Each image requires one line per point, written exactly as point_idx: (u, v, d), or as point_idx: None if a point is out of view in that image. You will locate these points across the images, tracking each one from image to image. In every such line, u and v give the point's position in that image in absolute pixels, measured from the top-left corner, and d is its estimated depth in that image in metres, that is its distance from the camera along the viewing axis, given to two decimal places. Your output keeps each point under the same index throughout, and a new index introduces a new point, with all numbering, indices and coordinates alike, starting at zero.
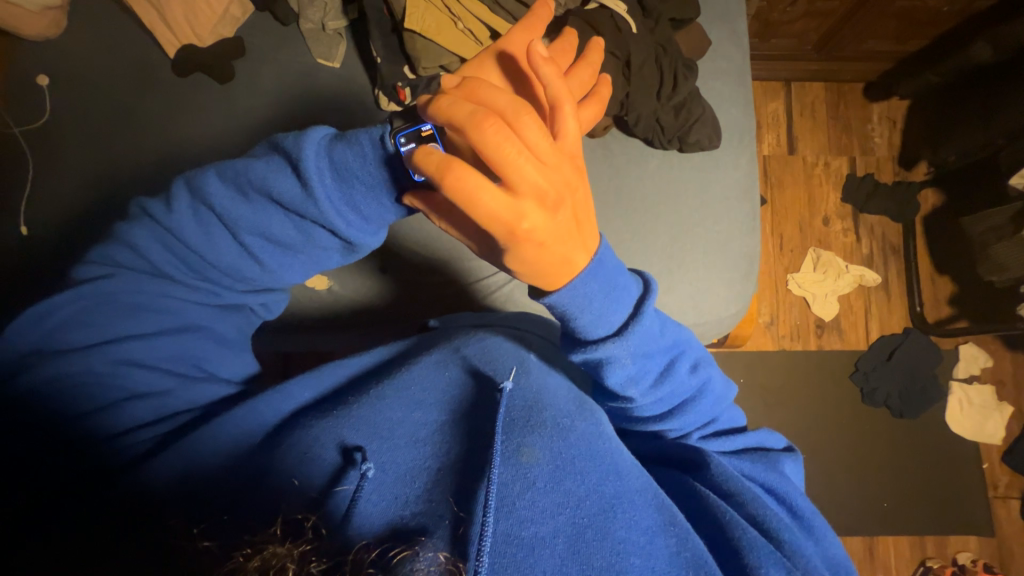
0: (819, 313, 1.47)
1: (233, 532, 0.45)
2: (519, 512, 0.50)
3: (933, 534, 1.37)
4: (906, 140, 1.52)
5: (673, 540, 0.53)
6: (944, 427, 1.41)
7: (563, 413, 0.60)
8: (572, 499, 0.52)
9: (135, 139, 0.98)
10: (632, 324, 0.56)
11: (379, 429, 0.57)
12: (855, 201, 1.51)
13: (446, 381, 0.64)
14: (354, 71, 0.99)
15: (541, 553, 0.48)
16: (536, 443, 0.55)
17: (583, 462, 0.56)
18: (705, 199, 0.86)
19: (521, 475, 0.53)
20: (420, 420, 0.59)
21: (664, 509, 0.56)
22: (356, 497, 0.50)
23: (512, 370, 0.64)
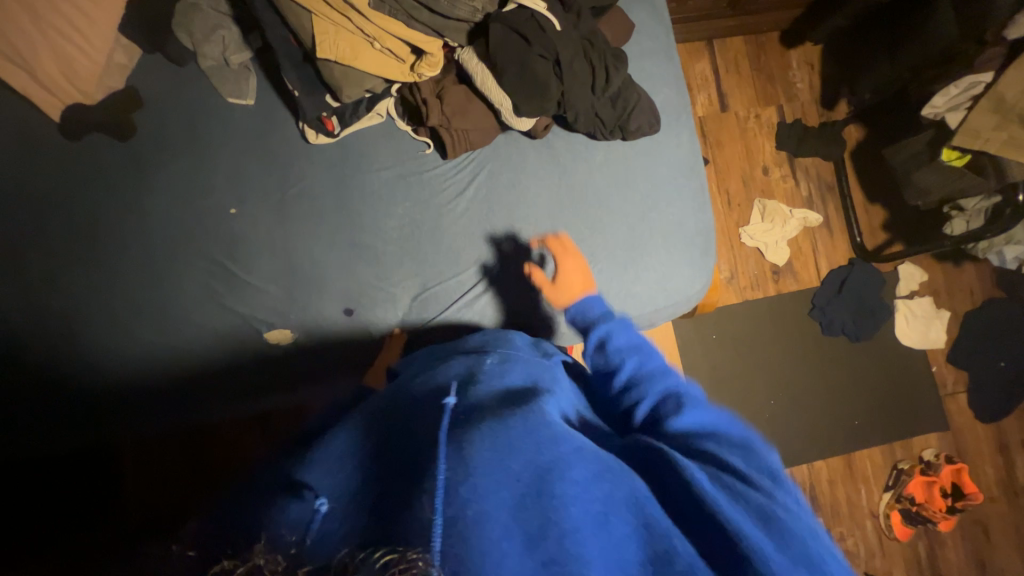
0: (773, 259, 1.54)
1: (213, 549, 0.38)
2: (459, 494, 0.38)
3: (899, 439, 1.51)
4: (825, 81, 1.60)
5: (611, 488, 0.42)
6: (895, 343, 1.54)
7: (502, 405, 0.52)
8: (520, 472, 0.41)
9: (38, 217, 0.88)
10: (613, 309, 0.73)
11: (321, 460, 0.49)
12: (789, 147, 1.58)
13: (393, 410, 0.56)
14: (268, 103, 0.91)
15: (481, 537, 0.35)
16: (471, 432, 0.45)
17: (522, 439, 0.44)
18: (654, 183, 0.87)
19: (458, 461, 0.41)
20: (362, 443, 0.51)
21: (603, 462, 0.45)
22: (281, 521, 0.40)
23: (460, 382, 0.59)
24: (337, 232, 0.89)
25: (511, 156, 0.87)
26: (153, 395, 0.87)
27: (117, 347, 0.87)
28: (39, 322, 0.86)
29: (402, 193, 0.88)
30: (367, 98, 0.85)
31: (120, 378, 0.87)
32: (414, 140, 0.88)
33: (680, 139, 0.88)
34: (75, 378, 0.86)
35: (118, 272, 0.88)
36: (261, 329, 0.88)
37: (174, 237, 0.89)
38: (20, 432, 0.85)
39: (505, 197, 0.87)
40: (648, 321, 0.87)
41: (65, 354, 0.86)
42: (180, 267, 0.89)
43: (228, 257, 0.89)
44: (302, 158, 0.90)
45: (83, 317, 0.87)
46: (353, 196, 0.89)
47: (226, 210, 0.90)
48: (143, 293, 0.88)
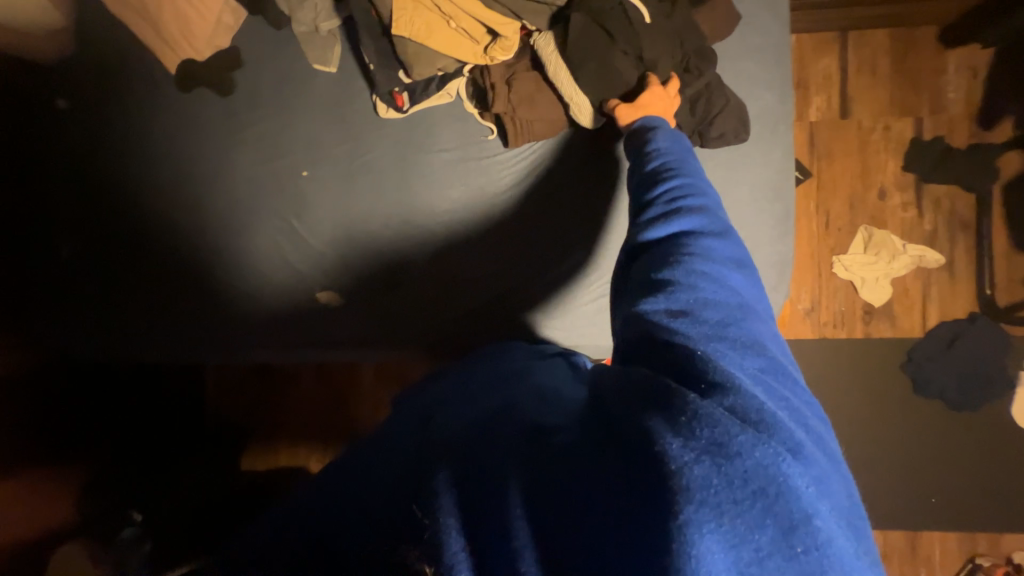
0: (867, 298, 1.34)
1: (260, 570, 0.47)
2: (432, 489, 0.42)
3: (985, 532, 1.29)
4: (988, 94, 1.30)
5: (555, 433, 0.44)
6: (1007, 421, 1.29)
7: (481, 401, 0.54)
8: (478, 463, 0.43)
9: (149, 158, 1.01)
10: (678, 162, 0.62)
11: (329, 489, 0.55)
12: (919, 169, 1.32)
13: (376, 432, 0.61)
14: (349, 72, 0.94)
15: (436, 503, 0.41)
16: (443, 431, 0.50)
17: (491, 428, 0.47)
18: (730, 200, 0.77)
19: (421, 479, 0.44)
20: (354, 465, 0.56)
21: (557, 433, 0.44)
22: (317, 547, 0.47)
23: (432, 400, 0.61)
24: (392, 208, 0.91)
25: (573, 156, 0.84)
26: (218, 329, 0.98)
27: (197, 283, 0.99)
28: (142, 248, 1.00)
29: (460, 178, 0.88)
30: (439, 77, 0.84)
31: (195, 310, 0.98)
32: (478, 124, 0.87)
33: (770, 154, 0.77)
34: (162, 304, 0.99)
35: (205, 217, 0.99)
36: (314, 288, 0.95)
37: (253, 191, 0.97)
38: (115, 343, 1.00)
39: (558, 200, 0.86)
40: None
41: (157, 285, 0.99)
42: (255, 220, 0.97)
43: (295, 217, 0.96)
44: (371, 130, 0.92)
45: (174, 251, 0.99)
46: (412, 174, 0.90)
47: (299, 172, 0.96)
48: (222, 238, 0.98)
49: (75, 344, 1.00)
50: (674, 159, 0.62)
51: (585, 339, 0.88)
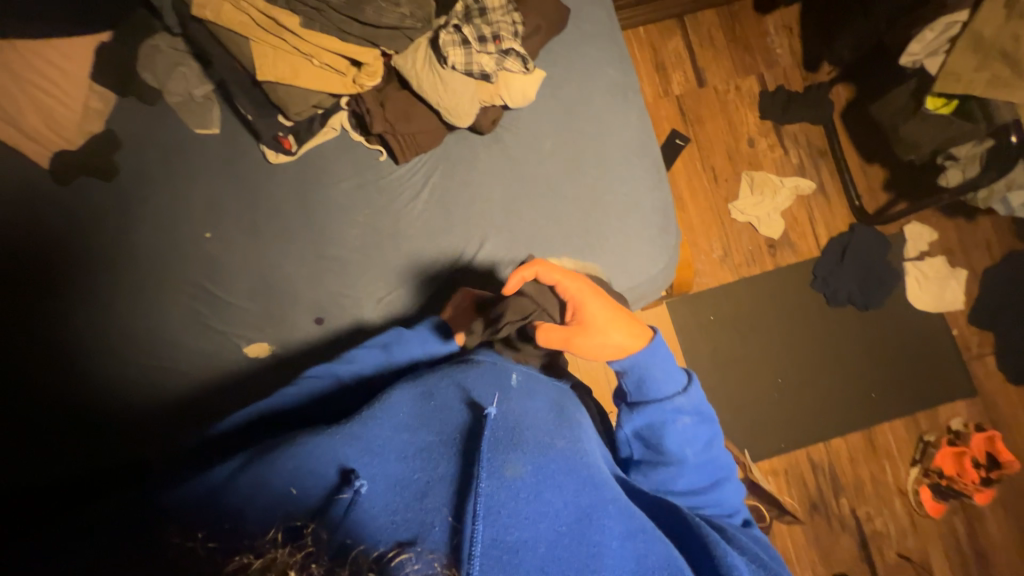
0: (767, 233, 1.49)
1: (238, 537, 0.45)
2: (502, 519, 0.49)
3: (925, 410, 1.42)
4: (805, 44, 1.54)
5: (641, 544, 0.55)
6: (909, 308, 1.45)
7: (544, 431, 0.60)
8: (559, 509, 0.53)
9: (23, 257, 0.94)
10: (676, 393, 0.72)
11: (365, 446, 0.57)
12: (773, 116, 1.52)
13: (420, 407, 0.62)
14: (233, 130, 0.96)
15: (525, 556, 0.48)
16: (521, 457, 0.54)
17: (562, 475, 0.56)
18: (605, 164, 0.86)
19: (502, 486, 0.51)
20: (408, 439, 0.58)
21: (636, 518, 0.57)
22: (350, 516, 0.49)
23: (495, 395, 0.63)
24: (305, 246, 0.92)
25: (462, 156, 0.89)
26: (145, 415, 0.92)
27: (112, 372, 0.93)
28: (38, 353, 0.93)
29: (363, 201, 0.91)
30: (320, 114, 0.89)
31: (116, 401, 0.93)
32: (368, 150, 0.91)
33: (628, 118, 0.87)
34: (74, 406, 0.92)
35: (107, 303, 0.94)
36: (241, 345, 0.93)
37: (156, 264, 0.95)
38: (27, 461, 0.91)
39: (459, 198, 0.88)
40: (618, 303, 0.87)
41: (66, 384, 0.92)
42: (164, 294, 0.94)
43: (206, 280, 0.94)
44: (266, 180, 0.94)
45: (78, 347, 0.93)
46: (315, 210, 0.92)
47: (203, 235, 0.95)
48: (131, 321, 0.94)
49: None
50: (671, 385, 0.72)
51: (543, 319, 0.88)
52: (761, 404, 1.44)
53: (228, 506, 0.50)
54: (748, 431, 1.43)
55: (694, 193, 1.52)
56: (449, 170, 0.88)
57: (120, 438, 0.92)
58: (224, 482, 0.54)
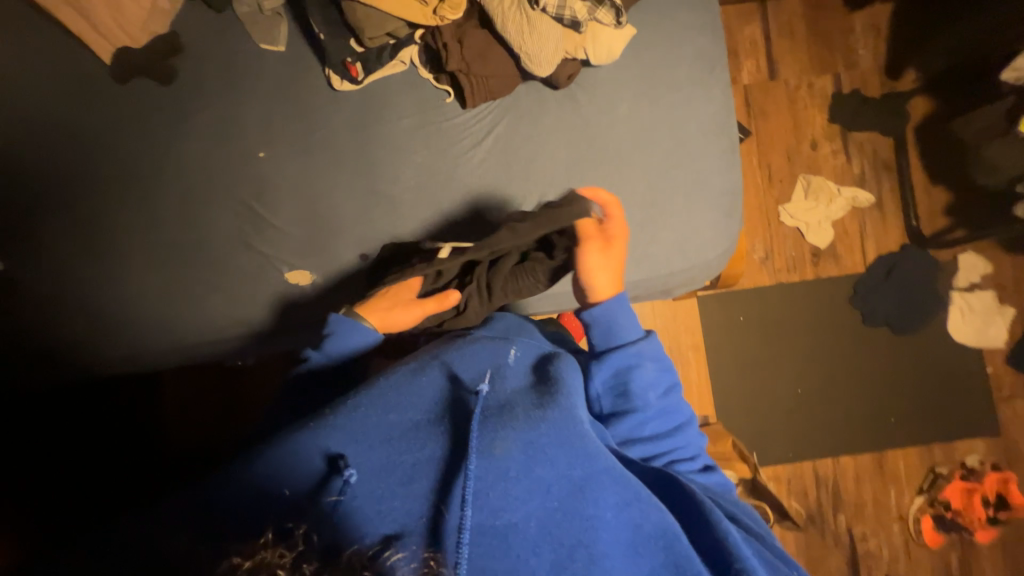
0: (814, 241, 1.45)
1: (230, 538, 0.49)
2: (493, 502, 0.54)
3: (943, 443, 1.40)
4: (892, 48, 1.45)
5: (636, 512, 0.60)
6: (947, 338, 1.41)
7: (535, 407, 0.64)
8: (545, 484, 0.57)
9: (84, 155, 0.95)
10: (637, 343, 0.76)
11: (352, 433, 0.59)
12: (843, 120, 1.45)
13: (415, 381, 0.66)
14: (298, 50, 0.93)
15: (515, 537, 0.53)
16: (509, 435, 0.59)
17: (554, 450, 0.60)
18: (679, 138, 0.83)
19: (494, 467, 0.56)
20: (397, 420, 0.61)
21: (629, 488, 0.61)
22: (340, 504, 0.53)
23: (488, 375, 0.69)
24: (356, 179, 0.90)
25: (531, 109, 0.85)
26: (181, 324, 0.94)
27: (152, 278, 0.94)
28: (88, 249, 0.95)
29: (422, 143, 0.88)
30: (391, 45, 0.86)
31: (156, 308, 0.95)
32: (435, 89, 0.88)
33: (711, 93, 0.83)
34: (117, 307, 0.95)
35: (155, 210, 0.94)
36: (283, 270, 0.92)
37: (205, 178, 0.94)
38: (78, 352, 0.96)
39: (522, 153, 0.85)
40: (665, 284, 0.85)
41: (110, 285, 0.95)
42: (209, 209, 0.94)
43: (254, 199, 0.93)
44: (326, 106, 0.91)
45: (124, 249, 0.94)
46: (372, 144, 0.89)
47: (256, 154, 0.93)
48: (176, 231, 0.94)
49: (31, 361, 0.95)
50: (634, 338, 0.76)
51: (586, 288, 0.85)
52: (775, 411, 1.43)
53: (224, 513, 0.52)
54: (757, 435, 1.43)
55: (746, 189, 1.47)
56: (515, 124, 0.86)
57: (158, 342, 0.95)
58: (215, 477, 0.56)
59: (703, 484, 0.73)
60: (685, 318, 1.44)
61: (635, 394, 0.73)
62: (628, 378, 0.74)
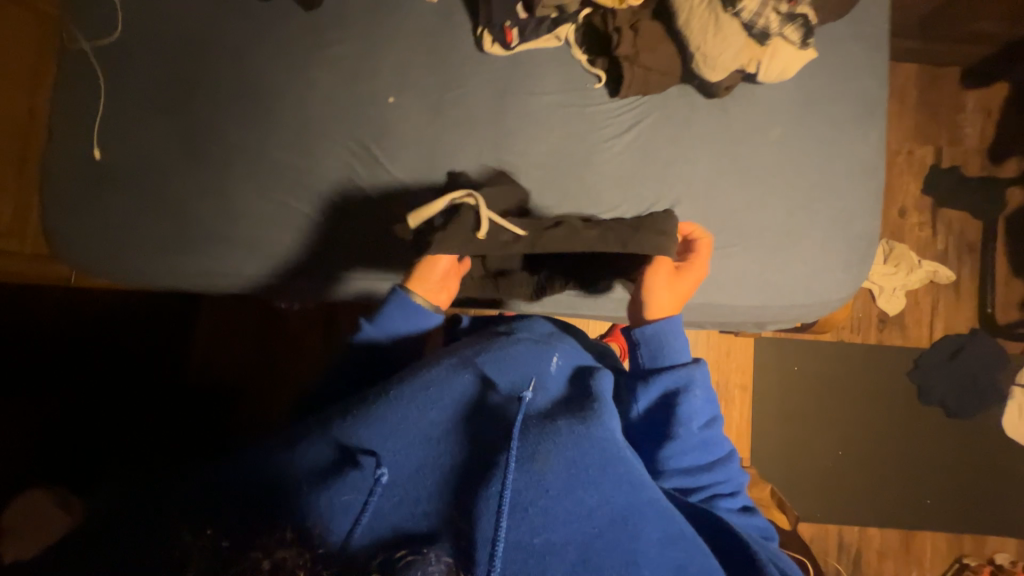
0: (884, 307, 1.42)
1: (251, 526, 0.49)
2: (530, 519, 0.51)
3: (974, 535, 1.38)
4: (997, 134, 1.45)
5: (682, 552, 0.54)
6: (999, 431, 1.40)
7: (578, 421, 0.59)
8: (586, 508, 0.53)
9: (208, 64, 0.93)
10: (690, 367, 0.68)
11: (382, 429, 0.57)
12: (936, 194, 1.44)
13: (453, 377, 0.62)
14: (450, 4, 0.91)
15: (551, 560, 0.50)
16: (550, 450, 0.55)
17: (598, 472, 0.55)
18: (826, 172, 0.81)
19: (534, 482, 0.53)
20: (433, 420, 0.58)
21: (675, 523, 0.55)
22: (366, 504, 0.52)
23: (531, 381, 0.65)
24: (485, 144, 0.88)
25: (680, 112, 0.84)
26: (269, 254, 0.91)
27: (249, 202, 0.91)
28: (190, 158, 0.92)
29: (560, 123, 0.86)
30: (552, 19, 0.84)
31: (247, 235, 0.91)
32: (585, 72, 0.86)
33: (866, 134, 0.82)
34: (208, 223, 0.91)
35: (269, 133, 0.92)
36: (388, 221, 0.90)
37: (328, 110, 0.91)
38: (154, 261, 0.92)
39: (662, 153, 0.83)
40: (779, 314, 0.82)
41: (204, 198, 0.91)
42: (323, 143, 0.91)
43: (372, 142, 0.90)
44: (469, 66, 0.89)
45: (228, 166, 0.91)
46: (511, 113, 0.87)
47: (386, 98, 0.90)
48: (287, 158, 0.91)
49: (111, 262, 0.92)
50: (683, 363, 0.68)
51: (701, 301, 0.80)
52: (811, 469, 1.40)
53: (256, 491, 0.53)
54: (789, 489, 1.40)
55: None
56: (663, 123, 0.84)
57: (242, 269, 0.92)
58: (248, 458, 0.57)
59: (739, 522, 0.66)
60: (741, 356, 1.40)
61: (682, 420, 0.65)
62: (676, 402, 0.66)
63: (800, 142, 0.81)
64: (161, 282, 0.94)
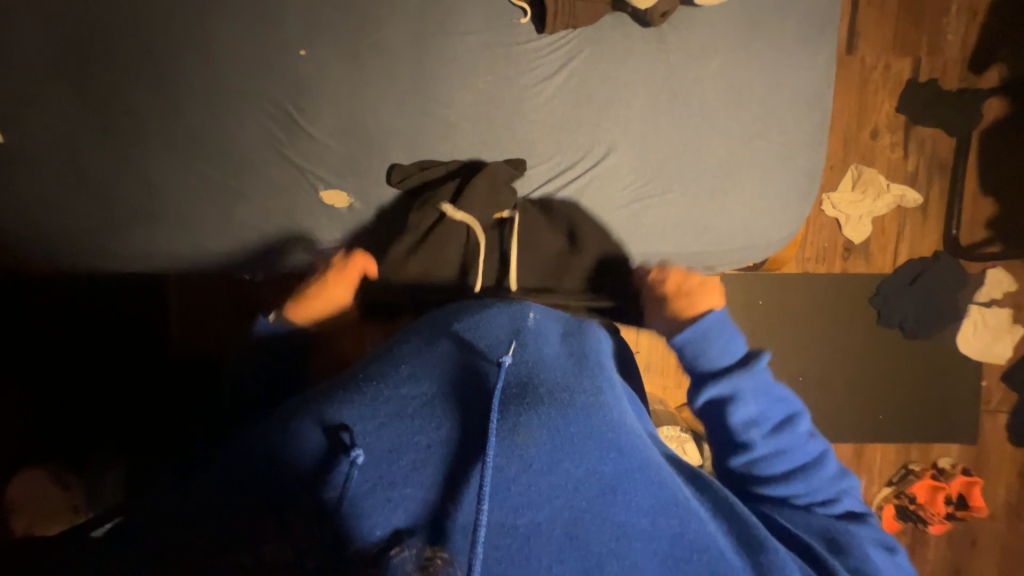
0: (849, 235, 1.40)
1: (229, 522, 0.42)
2: (514, 497, 0.44)
3: (922, 444, 1.48)
4: (981, 39, 1.35)
5: (675, 520, 0.46)
6: (952, 348, 1.45)
7: (561, 387, 0.52)
8: (570, 481, 0.45)
9: (96, 21, 0.83)
10: (746, 367, 0.66)
11: (359, 410, 0.49)
12: (911, 111, 1.37)
13: (437, 353, 0.56)
14: None
15: (537, 540, 0.42)
16: (533, 419, 0.48)
17: (583, 441, 0.48)
18: (769, 104, 0.79)
19: (516, 457, 0.45)
20: (413, 395, 0.51)
21: (665, 490, 0.48)
22: (344, 490, 0.43)
23: (510, 345, 0.57)
24: (408, 96, 0.81)
25: (616, 46, 0.78)
26: (198, 230, 0.88)
27: (171, 178, 0.86)
28: (96, 133, 0.85)
29: (488, 66, 0.80)
30: None
31: (173, 212, 0.87)
32: (509, 5, 0.78)
33: (811, 62, 0.78)
34: (130, 204, 0.87)
35: (177, 99, 0.84)
36: (317, 188, 0.85)
37: (235, 68, 0.83)
38: (82, 245, 0.89)
39: (597, 94, 0.79)
40: (720, 256, 0.83)
41: (120, 176, 0.86)
42: (237, 107, 0.84)
43: (289, 101, 0.84)
44: (383, 6, 0.80)
45: (138, 140, 0.85)
46: (431, 60, 0.80)
47: (296, 50, 0.82)
48: (201, 125, 0.85)
49: (43, 250, 0.89)
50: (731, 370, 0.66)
51: (640, 249, 0.82)
52: None
53: (230, 483, 0.45)
54: None
55: None
56: (599, 60, 0.78)
57: (175, 248, 0.89)
58: (225, 456, 0.49)
59: (827, 524, 0.57)
60: None
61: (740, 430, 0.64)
62: (732, 411, 0.65)
63: (740, 73, 0.78)
64: (97, 266, 0.91)
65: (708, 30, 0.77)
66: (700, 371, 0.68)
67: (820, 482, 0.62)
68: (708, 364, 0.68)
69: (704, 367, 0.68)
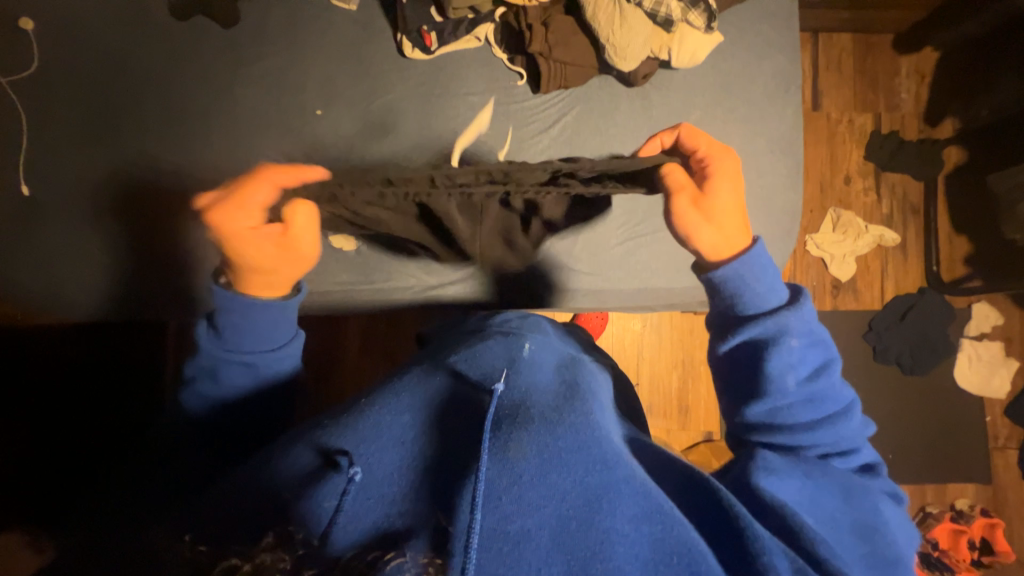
0: (836, 273, 1.46)
1: (227, 540, 0.42)
2: (505, 506, 0.43)
3: (937, 485, 1.44)
4: (932, 96, 1.49)
5: (658, 527, 0.44)
6: (952, 383, 1.46)
7: (551, 407, 0.53)
8: (558, 492, 0.45)
9: (132, 89, 0.91)
10: (789, 310, 0.65)
11: (357, 433, 0.50)
12: (879, 159, 1.48)
13: (431, 382, 0.56)
14: (370, 12, 0.91)
15: (528, 548, 0.42)
16: (523, 436, 0.48)
17: (571, 455, 0.48)
18: (747, 151, 0.86)
19: (508, 470, 0.45)
20: (408, 422, 0.51)
21: (650, 497, 0.46)
22: (340, 505, 0.44)
23: (504, 370, 0.57)
24: (416, 149, 0.88)
25: (604, 102, 0.86)
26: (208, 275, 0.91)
27: (186, 226, 0.91)
28: (120, 187, 0.91)
29: (489, 121, 0.87)
30: (468, 20, 0.86)
31: (186, 258, 0.91)
32: (508, 70, 0.88)
33: (781, 115, 0.87)
34: (144, 251, 0.90)
35: (199, 156, 0.91)
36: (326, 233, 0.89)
37: (255, 126, 0.91)
38: (92, 291, 0.91)
39: (590, 144, 0.86)
40: None
41: (137, 225, 0.91)
42: (255, 161, 0.91)
43: (303, 156, 0.90)
44: (393, 72, 0.89)
45: (158, 193, 0.91)
46: (437, 117, 0.88)
47: (312, 110, 0.90)
48: (219, 178, 0.91)
49: (52, 297, 0.91)
50: (773, 311, 0.65)
51: None
52: None
53: (231, 503, 0.46)
54: None
55: None
56: (590, 115, 0.86)
57: (183, 293, 0.91)
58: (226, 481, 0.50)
59: (845, 478, 0.59)
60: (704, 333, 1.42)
61: (781, 377, 0.63)
62: (773, 357, 0.63)
63: (718, 124, 0.86)
64: (104, 311, 0.92)
65: (686, 89, 0.86)
66: (734, 319, 0.66)
67: (845, 439, 0.63)
68: (743, 307, 0.66)
69: (741, 316, 0.66)
